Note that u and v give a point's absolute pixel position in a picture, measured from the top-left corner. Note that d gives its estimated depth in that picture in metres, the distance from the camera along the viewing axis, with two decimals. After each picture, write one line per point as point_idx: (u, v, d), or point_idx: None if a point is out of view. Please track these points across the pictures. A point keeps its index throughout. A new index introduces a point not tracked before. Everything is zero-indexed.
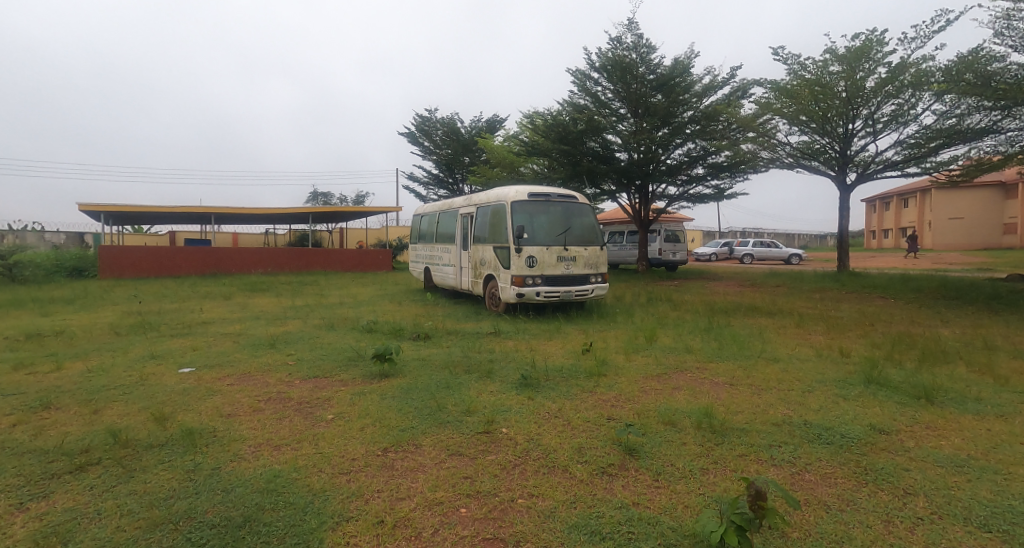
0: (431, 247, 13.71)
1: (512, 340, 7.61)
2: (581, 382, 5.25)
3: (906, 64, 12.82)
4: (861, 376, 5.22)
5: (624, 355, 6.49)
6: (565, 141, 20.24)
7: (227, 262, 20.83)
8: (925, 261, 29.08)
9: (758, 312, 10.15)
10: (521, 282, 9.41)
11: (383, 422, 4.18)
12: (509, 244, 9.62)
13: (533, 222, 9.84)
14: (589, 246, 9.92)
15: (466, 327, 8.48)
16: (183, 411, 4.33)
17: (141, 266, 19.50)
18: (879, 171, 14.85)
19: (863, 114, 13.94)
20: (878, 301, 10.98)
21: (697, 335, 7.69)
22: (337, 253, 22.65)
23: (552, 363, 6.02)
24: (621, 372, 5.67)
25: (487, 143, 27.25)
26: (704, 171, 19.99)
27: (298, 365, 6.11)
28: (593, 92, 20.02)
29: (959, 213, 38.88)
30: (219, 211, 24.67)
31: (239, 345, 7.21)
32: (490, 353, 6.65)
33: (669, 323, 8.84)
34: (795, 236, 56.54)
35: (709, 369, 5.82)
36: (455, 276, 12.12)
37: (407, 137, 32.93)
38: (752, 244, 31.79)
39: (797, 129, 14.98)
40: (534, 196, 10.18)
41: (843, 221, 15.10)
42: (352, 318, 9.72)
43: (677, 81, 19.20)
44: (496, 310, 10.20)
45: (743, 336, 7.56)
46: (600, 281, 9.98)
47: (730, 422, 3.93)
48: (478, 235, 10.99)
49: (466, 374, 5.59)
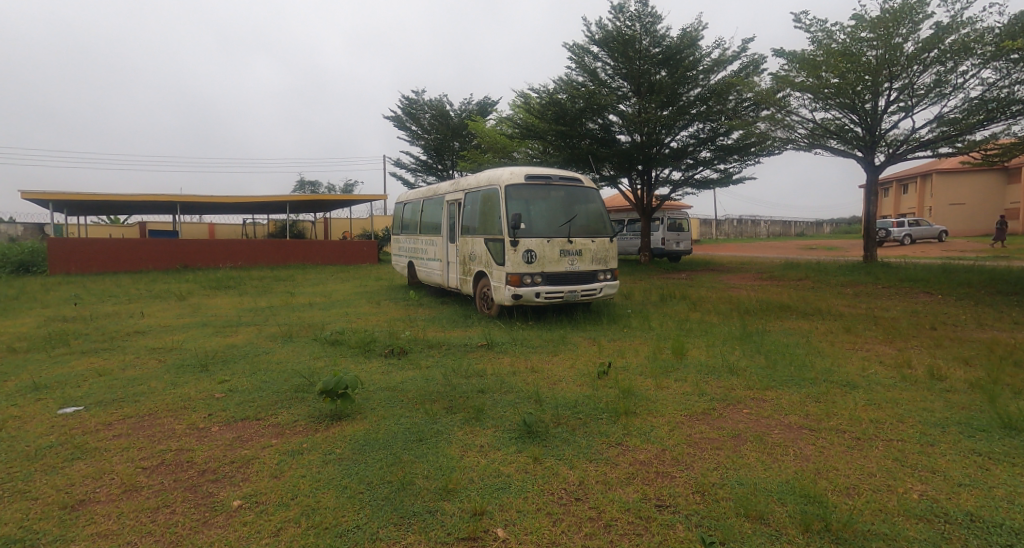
0: (415, 239, 12.20)
1: (508, 355, 6.16)
2: (607, 429, 3.81)
3: (948, 28, 11.32)
4: (987, 414, 3.82)
5: (654, 380, 5.06)
6: (562, 122, 18.70)
7: (193, 255, 19.20)
8: (937, 250, 27.88)
9: (790, 314, 8.77)
10: (517, 281, 7.94)
11: (313, 516, 2.70)
12: (503, 236, 8.13)
13: (530, 210, 8.36)
14: (595, 237, 8.45)
15: (453, 338, 7.02)
16: (7, 500, 2.82)
17: (96, 261, 17.83)
18: (911, 151, 13.41)
19: (894, 86, 12.49)
20: (924, 298, 9.63)
21: (735, 347, 6.25)
22: (317, 245, 21.08)
23: (562, 395, 4.57)
24: (656, 409, 4.25)
25: (477, 127, 25.67)
26: (711, 153, 18.60)
27: (227, 400, 4.59)
28: (592, 68, 18.51)
29: (960, 199, 37.78)
30: (189, 199, 22.90)
31: (163, 365, 5.67)
32: (481, 376, 5.19)
33: (694, 330, 7.43)
34: (792, 224, 55.65)
35: (771, 404, 4.39)
36: (441, 273, 10.65)
37: (394, 121, 31.22)
38: (911, 225, 31.71)
39: (819, 105, 13.60)
40: (532, 178, 8.68)
41: (871, 208, 13.67)
42: (318, 324, 8.18)
43: (684, 55, 17.70)
44: (488, 313, 8.71)
45: (791, 348, 6.13)
46: (609, 279, 8.52)
47: (856, 519, 2.48)
48: (467, 225, 9.51)
49: (447, 415, 4.13)
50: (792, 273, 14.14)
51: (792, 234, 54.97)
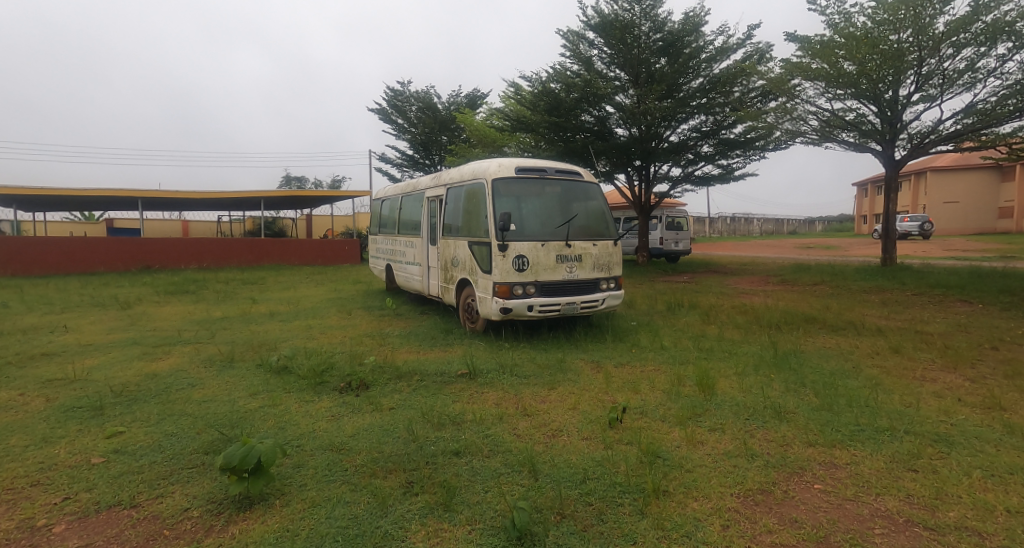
0: (393, 239, 10.97)
1: (495, 389, 4.97)
2: (635, 533, 2.59)
3: (985, 6, 10.25)
4: None
5: (682, 432, 3.89)
6: (555, 114, 17.49)
7: (157, 255, 17.83)
8: (938, 248, 27.13)
9: (819, 328, 7.65)
10: (506, 292, 6.73)
11: None
12: (490, 238, 6.92)
13: (521, 208, 7.16)
14: (597, 240, 7.27)
15: (428, 363, 5.81)
16: None
17: (48, 262, 16.41)
18: (934, 145, 12.33)
19: (920, 72, 11.41)
20: (964, 307, 8.58)
21: (772, 378, 5.12)
22: (294, 244, 19.79)
23: (567, 462, 3.38)
24: (699, 487, 3.06)
25: (466, 120, 24.39)
26: (713, 148, 17.50)
27: (106, 465, 3.33)
28: (588, 56, 17.33)
29: (954, 196, 37.21)
30: (155, 195, 21.43)
31: (46, 407, 4.39)
32: (458, 426, 4.00)
33: (716, 350, 6.29)
34: (784, 222, 54.96)
35: (850, 473, 3.22)
36: (421, 279, 9.43)
37: (378, 113, 29.84)
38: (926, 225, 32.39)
39: (836, 94, 12.48)
40: (524, 171, 7.48)
41: (891, 206, 12.58)
42: (270, 343, 6.92)
43: (685, 42, 16.56)
44: (473, 329, 7.49)
45: (842, 379, 5.02)
46: (612, 288, 7.33)
47: None
48: (449, 224, 8.30)
49: (406, 501, 2.90)
50: (804, 276, 13.07)
51: (785, 232, 54.26)
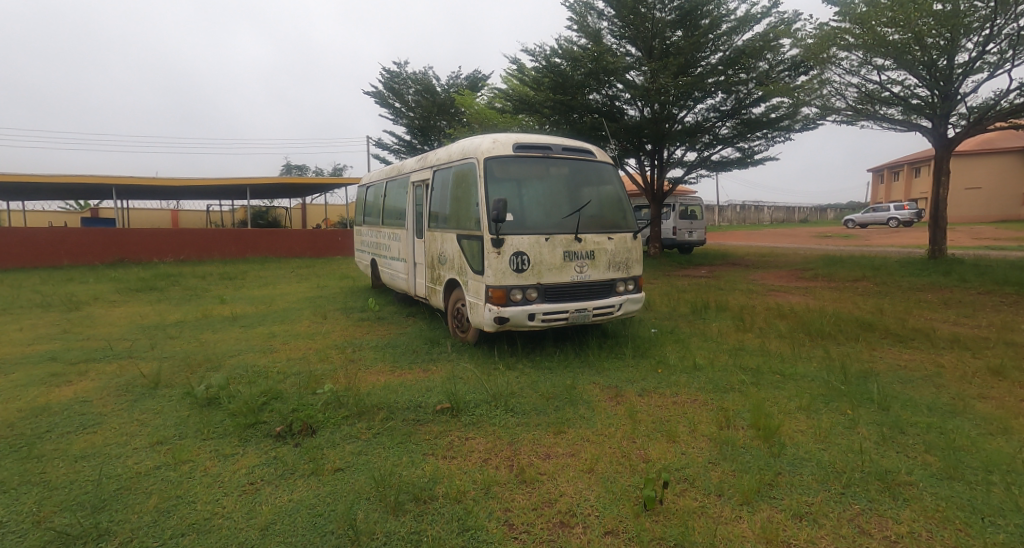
0: (377, 230, 9.67)
1: (483, 435, 3.70)
2: None
3: None
4: None
5: (756, 522, 2.60)
6: (561, 92, 16.00)
7: (134, 246, 16.63)
8: (965, 237, 25.54)
9: (882, 338, 6.30)
10: (502, 297, 5.43)
11: None
12: (481, 231, 5.61)
13: (520, 194, 5.84)
14: (613, 233, 5.96)
15: (400, 391, 4.54)
16: None
17: (12, 254, 15.22)
18: (992, 121, 10.86)
19: (983, 36, 9.91)
20: None
21: (855, 418, 3.82)
22: (282, 235, 18.61)
23: None
24: None
25: (465, 102, 22.93)
26: (733, 128, 16.04)
27: None
28: (596, 28, 15.82)
29: (976, 182, 35.37)
30: (135, 184, 20.16)
31: None
32: (422, 509, 2.72)
33: (764, 372, 4.98)
34: (795, 210, 53.20)
35: None
36: (406, 277, 8.14)
37: (374, 97, 28.41)
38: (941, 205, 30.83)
39: (881, 64, 10.98)
40: (524, 148, 6.14)
41: (941, 191, 11.14)
42: (212, 358, 5.65)
43: (705, 11, 14.98)
44: (463, 339, 6.19)
45: (952, 421, 3.71)
46: (631, 291, 6.02)
47: None
48: (435, 213, 6.99)
49: None
50: (840, 271, 11.66)
51: (797, 221, 52.52)
